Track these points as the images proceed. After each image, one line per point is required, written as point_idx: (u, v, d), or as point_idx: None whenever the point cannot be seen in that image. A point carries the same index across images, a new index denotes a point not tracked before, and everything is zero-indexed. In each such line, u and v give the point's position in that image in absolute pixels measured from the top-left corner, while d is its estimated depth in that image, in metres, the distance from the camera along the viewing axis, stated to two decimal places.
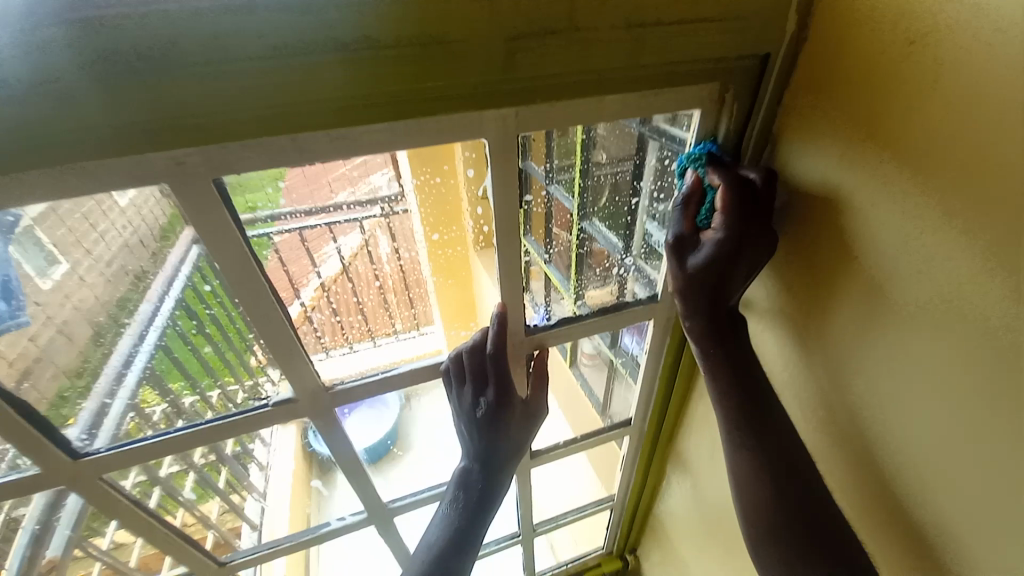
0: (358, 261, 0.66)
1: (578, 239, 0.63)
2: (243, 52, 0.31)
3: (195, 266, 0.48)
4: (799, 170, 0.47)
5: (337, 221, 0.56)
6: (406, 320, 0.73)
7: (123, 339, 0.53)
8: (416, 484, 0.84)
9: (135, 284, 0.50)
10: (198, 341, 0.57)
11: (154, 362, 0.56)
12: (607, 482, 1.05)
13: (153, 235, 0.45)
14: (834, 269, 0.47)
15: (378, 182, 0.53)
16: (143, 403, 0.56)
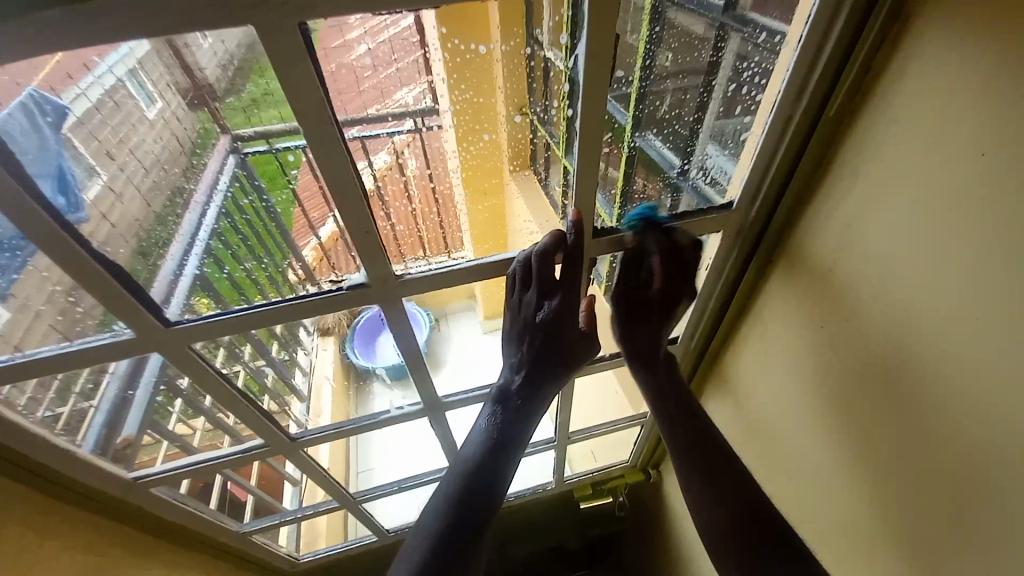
0: (391, 180, 0.61)
1: (629, 153, 0.58)
2: None
3: (237, 174, 0.53)
4: (925, 47, 0.41)
5: (377, 132, 0.52)
6: (437, 247, 0.69)
7: (174, 244, 0.54)
8: (466, 383, 0.90)
9: (171, 200, 0.52)
10: (243, 256, 0.59)
11: (204, 268, 0.57)
12: (639, 401, 1.08)
13: (185, 143, 0.49)
14: (945, 167, 0.42)
15: (405, 95, 0.55)
16: (199, 305, 0.57)
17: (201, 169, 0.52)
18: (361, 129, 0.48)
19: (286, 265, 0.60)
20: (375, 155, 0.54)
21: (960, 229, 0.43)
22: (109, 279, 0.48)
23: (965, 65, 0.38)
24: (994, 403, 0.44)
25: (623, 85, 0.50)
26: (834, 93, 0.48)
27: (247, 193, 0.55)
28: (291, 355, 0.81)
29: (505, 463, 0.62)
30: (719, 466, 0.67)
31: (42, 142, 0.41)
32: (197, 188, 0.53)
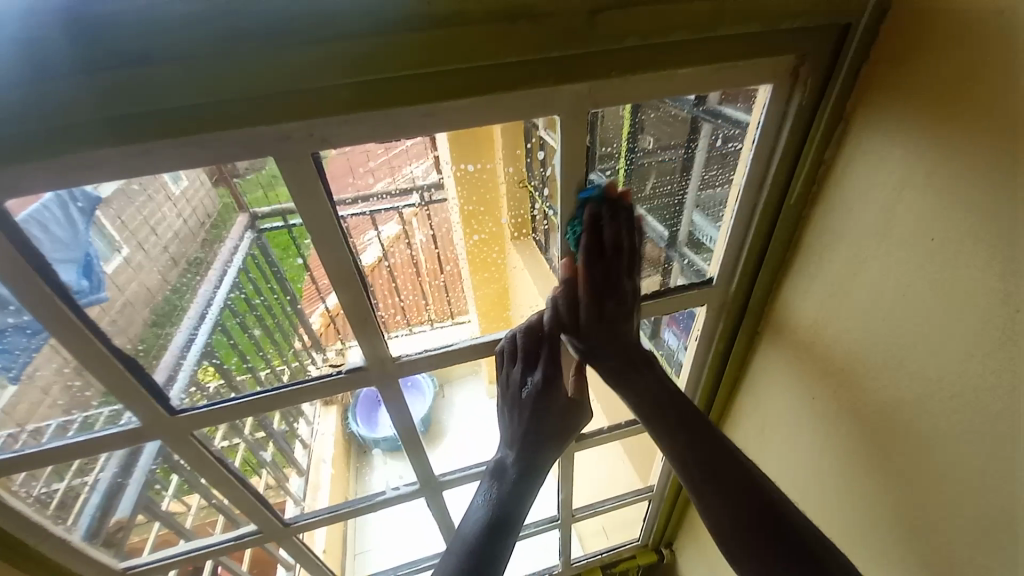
0: (397, 250, 0.65)
1: None
2: (333, 27, 0.31)
3: (252, 248, 0.57)
4: (868, 148, 0.45)
5: (381, 211, 0.57)
6: (440, 311, 0.74)
7: (186, 318, 0.59)
8: (463, 460, 0.88)
9: (187, 268, 0.57)
10: (250, 322, 0.63)
11: (213, 343, 0.61)
12: (646, 473, 1.04)
13: (206, 220, 0.53)
14: (907, 255, 0.44)
15: (415, 171, 0.56)
16: (203, 377, 0.60)
17: (220, 242, 0.57)
18: (364, 210, 0.52)
19: (293, 331, 0.63)
20: (382, 226, 0.59)
21: (925, 319, 0.45)
22: (121, 368, 0.51)
23: (906, 163, 0.42)
24: (993, 487, 0.43)
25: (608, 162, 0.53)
26: (792, 181, 0.52)
27: (260, 266, 0.59)
28: (292, 428, 0.78)
29: (503, 541, 0.58)
30: (720, 464, 0.50)
31: (74, 232, 0.44)
32: (212, 265, 0.59)
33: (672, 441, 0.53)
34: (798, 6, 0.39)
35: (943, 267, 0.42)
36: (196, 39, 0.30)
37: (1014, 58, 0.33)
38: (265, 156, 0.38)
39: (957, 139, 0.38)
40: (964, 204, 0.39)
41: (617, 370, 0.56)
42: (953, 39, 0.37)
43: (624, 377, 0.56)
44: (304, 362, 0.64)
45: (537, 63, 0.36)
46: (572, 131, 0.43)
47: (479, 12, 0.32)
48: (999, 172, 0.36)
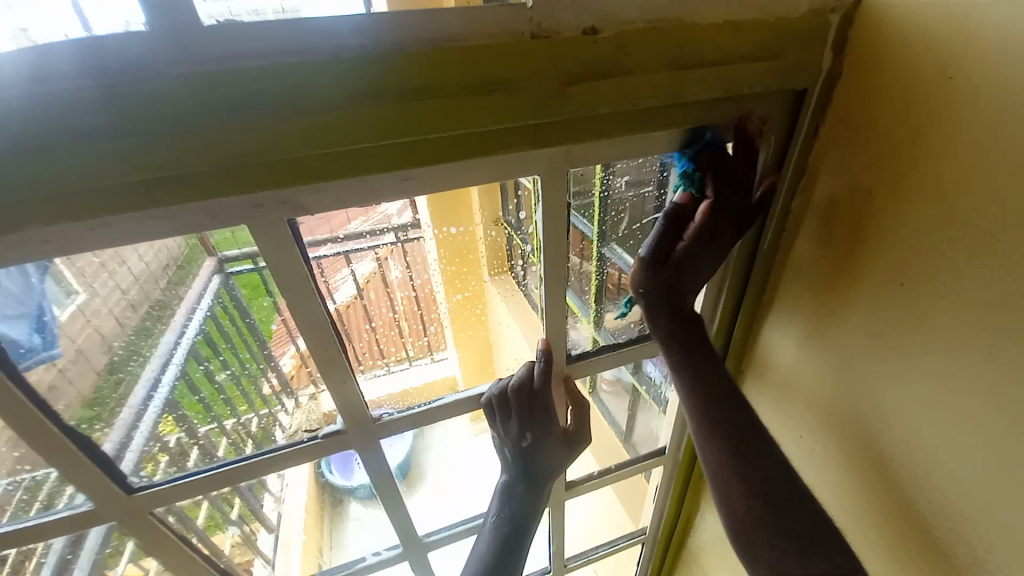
0: (371, 287, 0.63)
1: (598, 263, 0.61)
2: (311, 101, 0.31)
3: (220, 292, 0.54)
4: (833, 197, 0.47)
5: (352, 250, 0.54)
6: (420, 347, 0.74)
7: (148, 368, 0.54)
8: (448, 515, 0.85)
9: (153, 310, 0.52)
10: (217, 368, 0.58)
11: (176, 393, 0.57)
12: (637, 515, 1.02)
13: (171, 262, 0.48)
14: (878, 298, 0.46)
15: (389, 211, 0.52)
16: (164, 431, 0.56)
17: (187, 284, 0.52)
18: (336, 249, 0.51)
19: (262, 376, 0.59)
20: (357, 265, 0.58)
21: (897, 362, 0.46)
22: (68, 444, 0.48)
23: (868, 214, 0.44)
24: (981, 526, 0.44)
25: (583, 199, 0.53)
26: (765, 226, 0.54)
27: (229, 311, 0.56)
28: (263, 479, 0.69)
29: (512, 562, 0.62)
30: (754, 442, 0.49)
31: (26, 285, 0.41)
32: (179, 310, 0.54)
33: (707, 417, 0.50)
34: (757, 73, 0.41)
35: (910, 309, 0.43)
36: (169, 115, 0.30)
37: (957, 123, 0.36)
38: (238, 224, 0.37)
39: (913, 193, 0.40)
40: (924, 253, 0.41)
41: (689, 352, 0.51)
42: (900, 103, 0.39)
43: (691, 363, 0.51)
44: (275, 410, 0.61)
45: (514, 130, 0.37)
46: (550, 188, 0.43)
47: (456, 84, 0.33)
48: (954, 225, 0.38)
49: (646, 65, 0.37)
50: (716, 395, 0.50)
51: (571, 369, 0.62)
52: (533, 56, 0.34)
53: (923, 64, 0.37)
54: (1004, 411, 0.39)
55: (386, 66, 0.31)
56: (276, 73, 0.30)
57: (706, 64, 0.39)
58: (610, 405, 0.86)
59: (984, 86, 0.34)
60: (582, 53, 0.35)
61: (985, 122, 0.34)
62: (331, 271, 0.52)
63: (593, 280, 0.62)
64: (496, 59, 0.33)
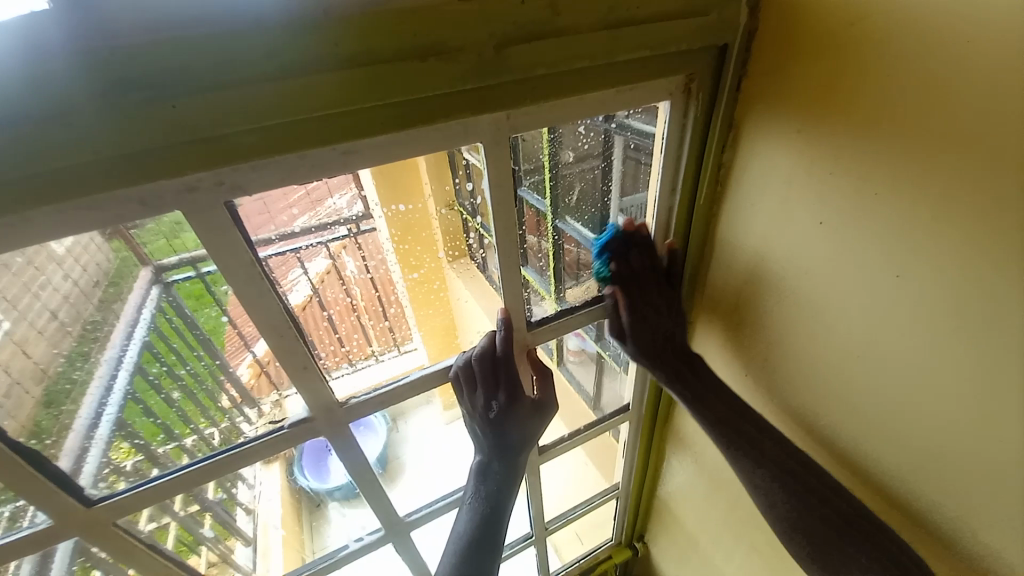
0: (327, 286, 0.62)
1: (553, 238, 0.64)
2: (239, 72, 0.30)
3: (160, 303, 0.51)
4: (760, 147, 0.51)
5: (303, 246, 0.54)
6: (383, 342, 0.74)
7: (90, 390, 0.51)
8: (426, 494, 0.86)
9: (84, 336, 0.49)
10: (167, 385, 0.56)
11: (125, 415, 0.54)
12: (610, 472, 1.07)
13: (102, 278, 0.46)
14: (803, 235, 0.50)
15: (337, 204, 0.53)
16: (118, 457, 0.54)
17: (122, 300, 0.50)
18: (283, 249, 0.49)
19: (218, 388, 0.59)
20: (308, 263, 0.57)
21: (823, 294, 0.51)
22: (17, 463, 0.44)
23: (790, 160, 0.48)
24: (894, 437, 0.49)
25: (532, 177, 0.56)
26: (701, 180, 0.57)
27: (173, 321, 0.53)
28: (231, 493, 0.69)
29: (498, 527, 0.64)
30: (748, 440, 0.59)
31: None
32: (116, 329, 0.51)
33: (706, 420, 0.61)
34: (685, 30, 0.43)
35: (831, 245, 0.47)
36: (83, 94, 0.27)
37: (863, 67, 0.39)
38: (171, 211, 0.35)
39: (828, 137, 0.44)
40: (838, 192, 0.45)
41: (675, 370, 0.62)
42: (813, 52, 0.42)
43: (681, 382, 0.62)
44: (237, 420, 0.60)
45: (452, 96, 0.37)
46: (496, 156, 0.44)
47: (391, 50, 0.33)
48: (861, 162, 0.42)
49: (578, 25, 0.37)
50: (723, 411, 0.61)
51: (533, 337, 0.64)
52: (468, 18, 0.34)
53: (830, 14, 0.40)
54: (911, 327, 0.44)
55: (317, 32, 0.30)
56: (195, 42, 0.28)
57: (636, 23, 0.40)
58: (577, 374, 0.91)
59: (882, 30, 0.37)
60: (515, 16, 0.35)
61: (885, 64, 0.38)
62: (284, 271, 0.50)
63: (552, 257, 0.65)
64: (431, 23, 0.33)
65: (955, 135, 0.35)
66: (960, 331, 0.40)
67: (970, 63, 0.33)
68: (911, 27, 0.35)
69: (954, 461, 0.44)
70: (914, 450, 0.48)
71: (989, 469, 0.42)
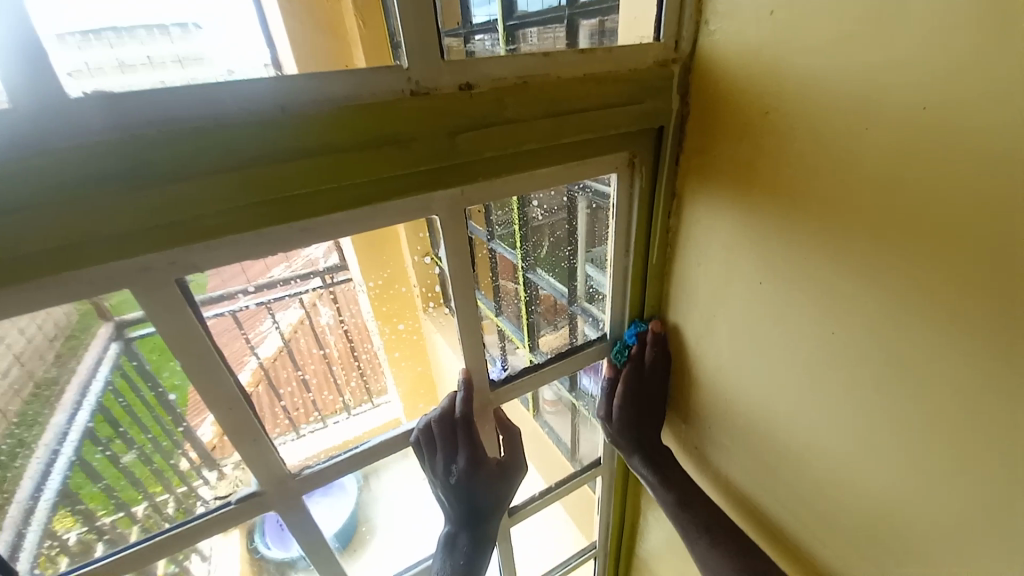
0: (298, 334, 0.65)
1: (524, 286, 0.71)
2: (201, 162, 0.32)
3: (118, 361, 0.49)
4: (701, 214, 0.55)
5: (274, 298, 0.56)
6: (356, 393, 0.76)
7: (34, 458, 0.48)
8: (389, 566, 0.80)
9: (35, 394, 0.48)
10: (120, 449, 0.53)
11: (70, 483, 0.51)
12: (587, 528, 1.04)
13: (59, 333, 0.44)
14: (746, 295, 0.53)
15: (313, 255, 0.54)
16: (61, 527, 0.51)
17: (79, 355, 0.48)
18: (254, 302, 0.52)
19: (177, 450, 0.56)
20: (280, 313, 0.60)
21: (771, 350, 0.53)
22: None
23: (728, 227, 0.52)
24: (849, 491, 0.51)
25: (504, 231, 0.62)
26: (651, 241, 0.60)
27: (131, 379, 0.51)
28: (184, 567, 0.64)
29: None
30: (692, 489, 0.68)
31: None
32: (66, 388, 0.49)
33: (651, 479, 0.69)
34: (622, 115, 0.48)
35: (773, 304, 0.51)
36: (40, 184, 0.28)
37: (778, 149, 0.44)
38: (122, 288, 0.35)
39: (759, 207, 0.48)
40: (773, 257, 0.49)
41: (648, 457, 0.69)
42: (738, 135, 0.48)
43: (646, 458, 0.69)
44: (195, 484, 0.57)
45: (411, 176, 0.39)
46: (455, 227, 0.46)
47: (348, 139, 0.35)
48: (787, 230, 0.46)
49: (523, 115, 0.42)
50: (681, 495, 0.67)
51: (495, 396, 0.63)
52: (420, 110, 0.37)
53: (748, 106, 0.46)
54: (851, 383, 0.46)
55: (278, 125, 0.33)
56: (161, 134, 0.30)
57: (579, 110, 0.44)
58: (554, 424, 0.92)
59: (793, 121, 0.42)
60: (465, 109, 0.39)
61: (798, 148, 0.43)
62: (254, 323, 0.54)
63: (525, 303, 0.72)
64: (386, 116, 0.36)
65: (864, 211, 0.40)
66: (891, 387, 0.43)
67: (869, 152, 0.38)
68: (816, 119, 0.41)
69: (908, 512, 0.46)
70: (870, 503, 0.49)
71: (939, 517, 0.44)
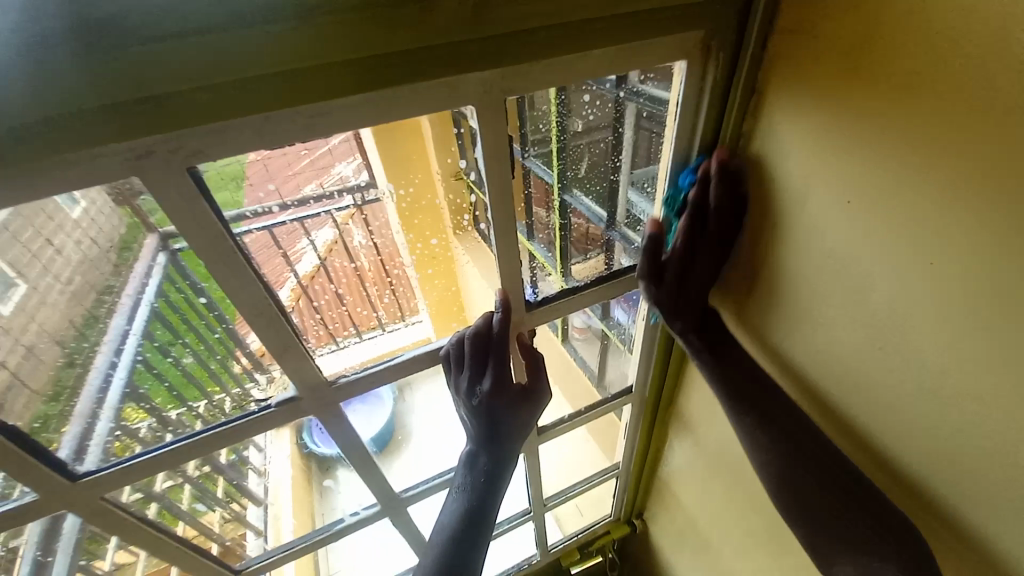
0: (333, 256, 0.63)
1: (561, 212, 0.63)
2: (200, 22, 0.28)
3: (167, 268, 0.48)
4: (783, 119, 0.46)
5: (309, 215, 0.53)
6: (389, 311, 0.75)
7: (98, 356, 0.50)
8: (422, 473, 0.84)
9: (100, 300, 0.48)
10: (178, 352, 0.55)
11: (135, 380, 0.53)
12: (611, 450, 1.06)
13: (112, 243, 0.44)
14: (829, 215, 0.45)
15: (344, 171, 0.52)
16: (131, 419, 0.54)
17: (131, 264, 0.47)
18: (290, 218, 0.50)
19: (230, 357, 0.56)
20: (315, 233, 0.57)
21: (847, 283, 0.46)
22: (17, 448, 0.45)
23: (817, 135, 0.43)
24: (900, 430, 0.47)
25: (539, 147, 0.55)
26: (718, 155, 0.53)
27: (180, 287, 0.50)
28: (243, 457, 0.69)
29: (479, 536, 0.64)
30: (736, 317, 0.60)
31: None
32: (124, 292, 0.50)
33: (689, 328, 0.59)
34: None
35: (860, 231, 0.43)
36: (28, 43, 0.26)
37: (900, 24, 0.34)
38: (128, 176, 0.33)
39: (862, 106, 0.39)
40: (868, 170, 0.40)
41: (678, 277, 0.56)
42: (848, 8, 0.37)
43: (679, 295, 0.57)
44: (249, 387, 0.59)
45: (433, 50, 0.34)
46: (488, 122, 0.41)
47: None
48: (886, 139, 0.38)
49: None
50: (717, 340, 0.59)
51: (529, 317, 0.61)
52: None
53: None
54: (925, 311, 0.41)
55: None
56: None
57: None
58: (582, 351, 0.88)
59: None
60: None
61: (925, 21, 0.33)
62: (291, 240, 0.52)
63: (559, 231, 0.65)
64: None
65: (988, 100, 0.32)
66: (979, 314, 0.37)
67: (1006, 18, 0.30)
68: None
69: (972, 453, 0.42)
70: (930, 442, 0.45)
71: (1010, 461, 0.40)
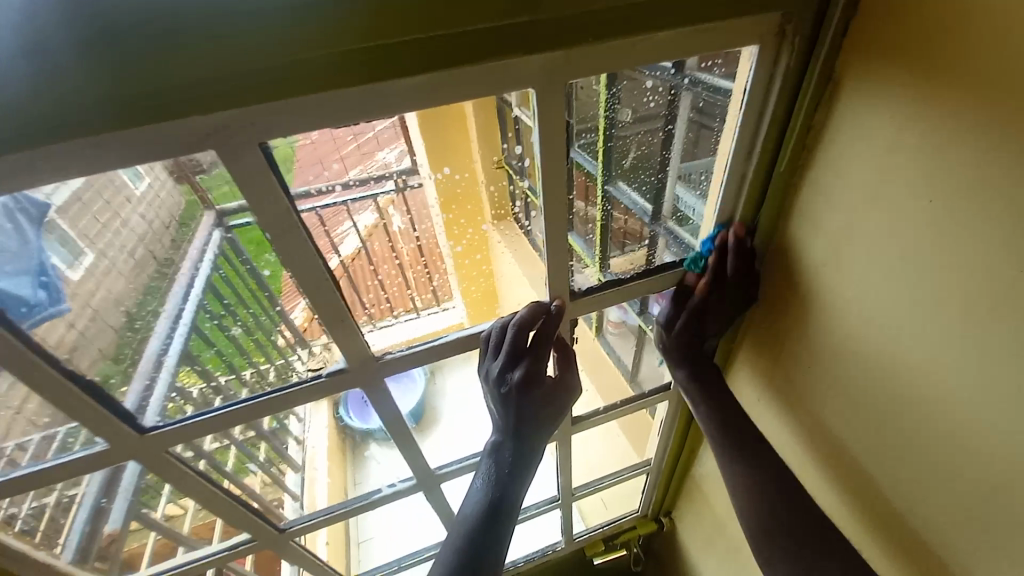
0: (373, 238, 0.64)
1: (603, 206, 0.60)
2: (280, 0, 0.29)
3: (221, 245, 0.51)
4: (863, 108, 0.43)
5: (352, 198, 0.54)
6: (425, 298, 0.75)
7: (159, 323, 0.54)
8: (456, 450, 0.88)
9: (158, 272, 0.52)
10: (228, 323, 0.59)
11: (189, 346, 0.57)
12: (642, 447, 1.05)
13: (171, 219, 0.48)
14: (908, 214, 0.42)
15: (387, 156, 0.53)
16: (185, 383, 0.58)
17: (188, 240, 0.51)
18: (336, 199, 0.51)
19: (274, 329, 0.59)
20: (358, 216, 0.58)
21: (920, 287, 0.43)
22: (89, 398, 0.48)
23: (898, 128, 0.40)
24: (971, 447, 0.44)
25: (585, 136, 0.51)
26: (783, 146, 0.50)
27: (232, 263, 0.53)
28: (283, 425, 0.73)
29: (502, 529, 0.63)
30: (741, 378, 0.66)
31: (24, 241, 0.41)
32: (180, 266, 0.53)
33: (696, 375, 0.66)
34: None
35: (943, 231, 0.40)
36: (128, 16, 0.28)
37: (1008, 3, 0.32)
38: (206, 149, 0.35)
39: (955, 96, 0.36)
40: (956, 164, 0.37)
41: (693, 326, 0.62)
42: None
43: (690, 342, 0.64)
44: (291, 359, 0.61)
45: (503, 31, 0.34)
46: (548, 104, 0.40)
47: None
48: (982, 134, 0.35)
49: None
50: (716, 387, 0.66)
51: (577, 306, 0.61)
52: None
53: None
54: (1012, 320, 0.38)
55: None
56: None
57: None
58: (616, 347, 0.87)
59: None
60: None
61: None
62: (336, 222, 0.53)
63: (600, 226, 0.61)
64: None
65: None
66: None
67: None
68: None
69: None
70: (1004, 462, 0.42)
71: None
